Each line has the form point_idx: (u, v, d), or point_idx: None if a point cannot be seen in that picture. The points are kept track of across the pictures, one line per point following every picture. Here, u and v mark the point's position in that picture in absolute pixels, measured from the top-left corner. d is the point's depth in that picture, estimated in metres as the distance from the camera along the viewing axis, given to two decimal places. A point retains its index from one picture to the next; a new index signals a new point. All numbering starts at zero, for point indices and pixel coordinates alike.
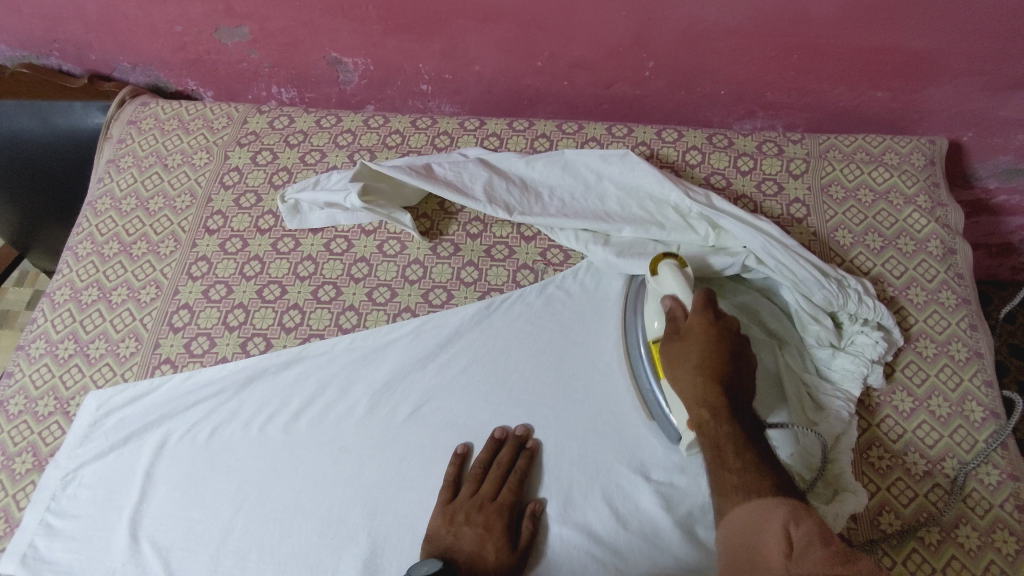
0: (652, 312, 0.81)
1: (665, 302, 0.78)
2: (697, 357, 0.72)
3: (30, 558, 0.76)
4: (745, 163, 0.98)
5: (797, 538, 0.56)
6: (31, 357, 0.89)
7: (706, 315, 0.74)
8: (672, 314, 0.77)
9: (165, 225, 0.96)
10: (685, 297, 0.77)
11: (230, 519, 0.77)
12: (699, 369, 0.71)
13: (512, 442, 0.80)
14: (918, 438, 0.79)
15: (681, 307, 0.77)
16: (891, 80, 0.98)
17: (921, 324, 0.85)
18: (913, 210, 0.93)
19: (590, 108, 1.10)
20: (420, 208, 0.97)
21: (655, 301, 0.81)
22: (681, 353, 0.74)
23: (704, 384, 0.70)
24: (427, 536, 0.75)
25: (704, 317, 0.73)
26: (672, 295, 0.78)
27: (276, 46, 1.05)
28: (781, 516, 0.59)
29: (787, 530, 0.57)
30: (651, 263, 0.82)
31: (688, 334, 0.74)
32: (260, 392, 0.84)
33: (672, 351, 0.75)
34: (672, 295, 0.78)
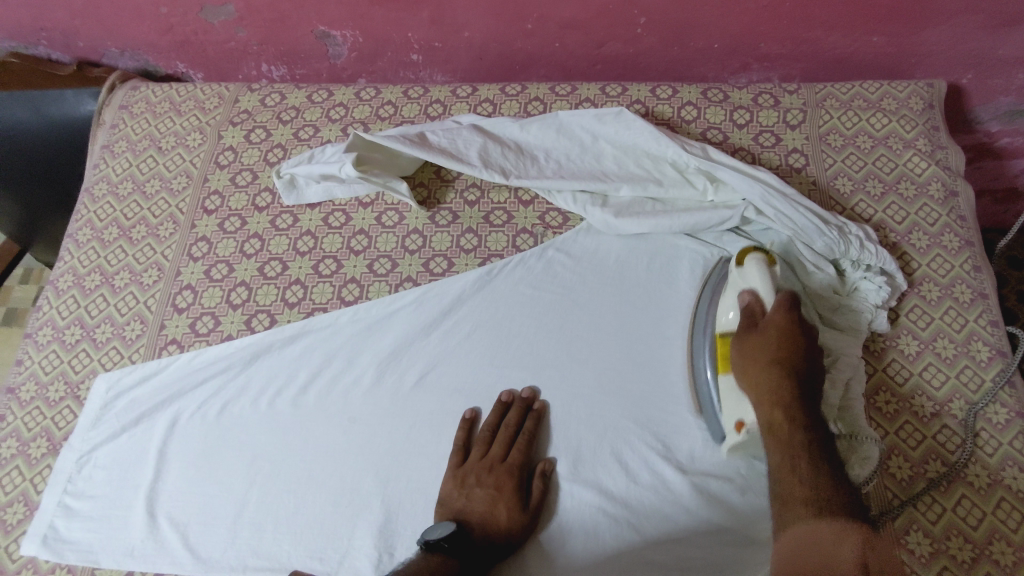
0: (728, 303, 0.78)
1: (744, 296, 0.75)
2: (773, 351, 0.69)
3: (50, 539, 0.78)
4: (741, 116, 0.97)
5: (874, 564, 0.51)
6: (39, 344, 0.89)
7: (790, 315, 0.70)
8: (750, 309, 0.74)
9: (163, 208, 0.96)
10: (766, 294, 0.74)
11: (245, 492, 0.78)
12: (774, 362, 0.68)
13: (519, 405, 0.80)
14: (925, 381, 0.79)
15: (760, 304, 0.74)
16: (887, 23, 0.96)
17: (924, 269, 0.85)
18: (913, 154, 0.92)
19: (583, 69, 1.09)
20: (416, 177, 0.96)
21: (733, 293, 0.78)
22: (755, 345, 0.71)
23: (777, 382, 0.67)
24: (440, 500, 0.75)
25: (788, 316, 0.70)
26: (752, 289, 0.75)
27: (262, 22, 1.04)
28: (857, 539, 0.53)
29: (864, 555, 0.52)
30: (738, 255, 0.78)
31: (766, 327, 0.71)
32: (267, 366, 0.85)
33: (746, 345, 0.72)
34: (751, 289, 0.75)
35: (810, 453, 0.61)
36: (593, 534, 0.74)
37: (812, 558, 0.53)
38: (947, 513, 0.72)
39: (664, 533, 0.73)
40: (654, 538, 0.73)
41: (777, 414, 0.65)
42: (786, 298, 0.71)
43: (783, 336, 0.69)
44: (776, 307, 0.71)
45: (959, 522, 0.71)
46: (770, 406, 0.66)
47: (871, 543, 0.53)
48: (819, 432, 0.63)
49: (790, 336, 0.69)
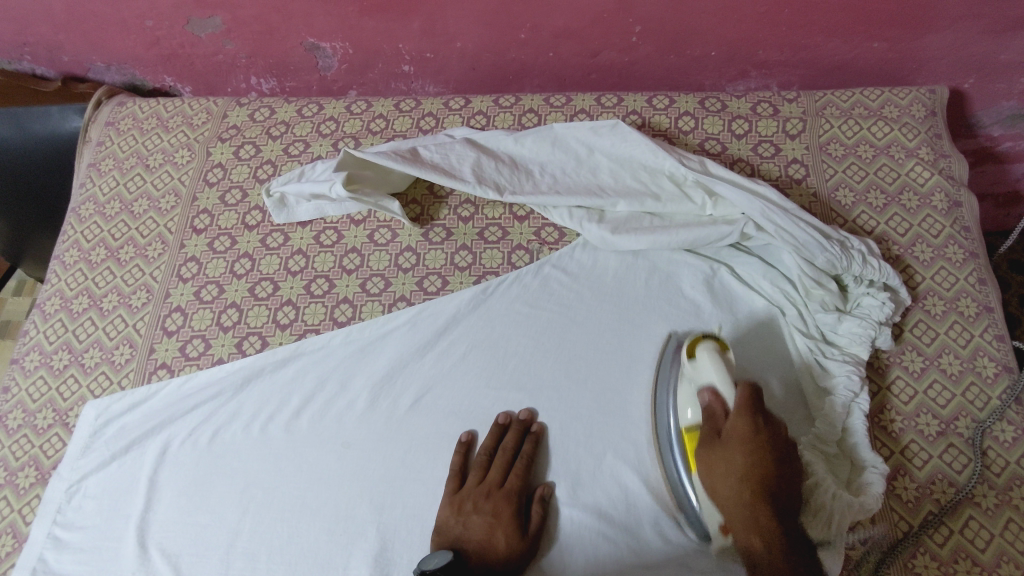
0: (685, 400, 0.74)
1: (704, 394, 0.72)
2: (741, 466, 0.67)
3: (40, 572, 0.76)
4: (740, 126, 0.95)
5: None
6: (26, 370, 0.87)
7: (751, 420, 0.67)
8: (711, 410, 0.71)
9: (151, 228, 0.95)
10: (726, 390, 0.70)
11: (238, 521, 0.77)
12: (744, 479, 0.66)
13: (516, 428, 0.78)
14: (930, 398, 0.77)
15: (721, 403, 0.70)
16: (888, 29, 0.94)
17: (928, 282, 0.83)
18: (916, 164, 0.90)
19: (577, 78, 1.07)
20: (408, 193, 0.94)
21: (690, 389, 0.74)
22: (722, 456, 0.68)
23: (752, 500, 0.65)
24: (437, 527, 0.74)
25: (751, 421, 0.67)
26: (710, 385, 0.71)
27: (250, 35, 1.02)
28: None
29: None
30: (688, 346, 0.75)
31: (729, 437, 0.68)
32: (259, 390, 0.83)
33: (712, 456, 0.69)
34: (710, 385, 0.71)
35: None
36: (594, 560, 0.73)
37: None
38: (954, 535, 0.70)
39: (665, 558, 0.72)
40: (656, 562, 0.72)
41: (757, 541, 0.64)
42: (746, 400, 0.68)
43: (749, 447, 0.67)
44: (736, 410, 0.68)
45: (966, 545, 0.70)
46: (748, 531, 0.65)
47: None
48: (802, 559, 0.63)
49: (756, 444, 0.67)
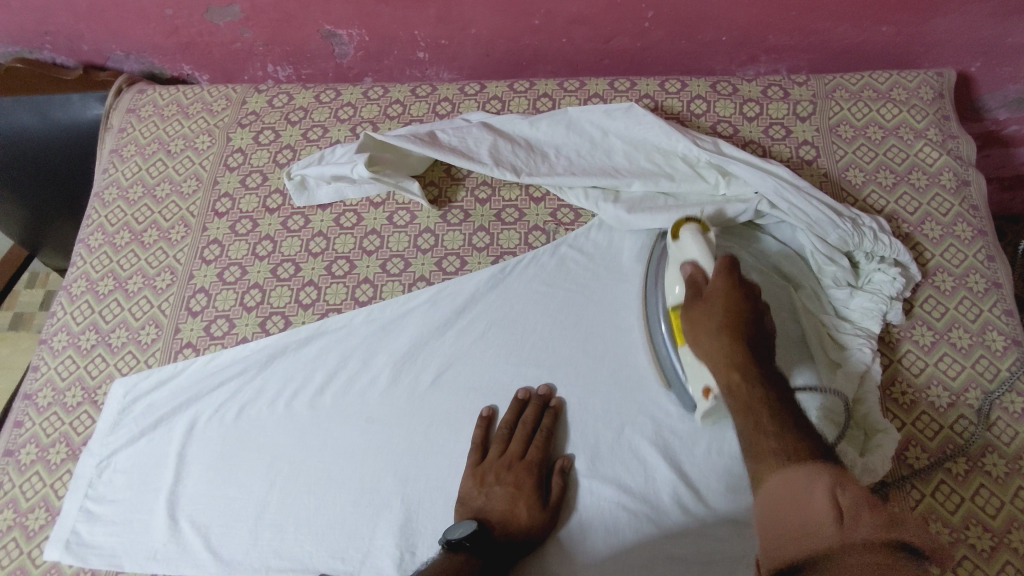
0: (674, 278, 0.79)
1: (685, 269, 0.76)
2: (720, 317, 0.68)
3: (73, 544, 0.78)
4: (751, 108, 0.97)
5: (845, 503, 0.53)
6: (54, 350, 0.89)
7: (730, 279, 0.70)
8: (694, 281, 0.74)
9: (174, 211, 0.96)
10: (706, 262, 0.74)
11: (265, 494, 0.79)
12: (722, 327, 0.68)
13: (536, 402, 0.80)
14: (941, 371, 0.79)
15: (701, 274, 0.74)
16: (896, 13, 0.96)
17: (938, 259, 0.85)
18: (924, 144, 0.92)
19: (590, 64, 1.08)
20: (426, 176, 0.96)
21: (676, 266, 0.79)
22: (703, 314, 0.70)
23: (730, 343, 0.66)
24: (460, 498, 0.76)
25: (729, 281, 0.70)
26: (693, 259, 0.75)
27: (268, 23, 1.04)
28: (826, 481, 0.55)
29: (834, 497, 0.54)
30: (673, 229, 0.80)
31: (709, 296, 0.70)
32: (284, 368, 0.85)
33: (693, 313, 0.71)
34: (693, 260, 0.75)
35: (771, 410, 0.62)
36: (613, 529, 0.74)
37: (791, 522, 0.54)
38: (965, 502, 0.72)
39: (683, 526, 0.74)
40: (673, 531, 0.73)
41: (733, 377, 0.65)
42: (725, 263, 0.71)
43: (728, 303, 0.68)
44: (717, 272, 0.71)
45: (977, 511, 0.72)
46: (726, 368, 0.66)
47: (840, 484, 0.55)
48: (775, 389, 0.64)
49: (733, 301, 0.68)
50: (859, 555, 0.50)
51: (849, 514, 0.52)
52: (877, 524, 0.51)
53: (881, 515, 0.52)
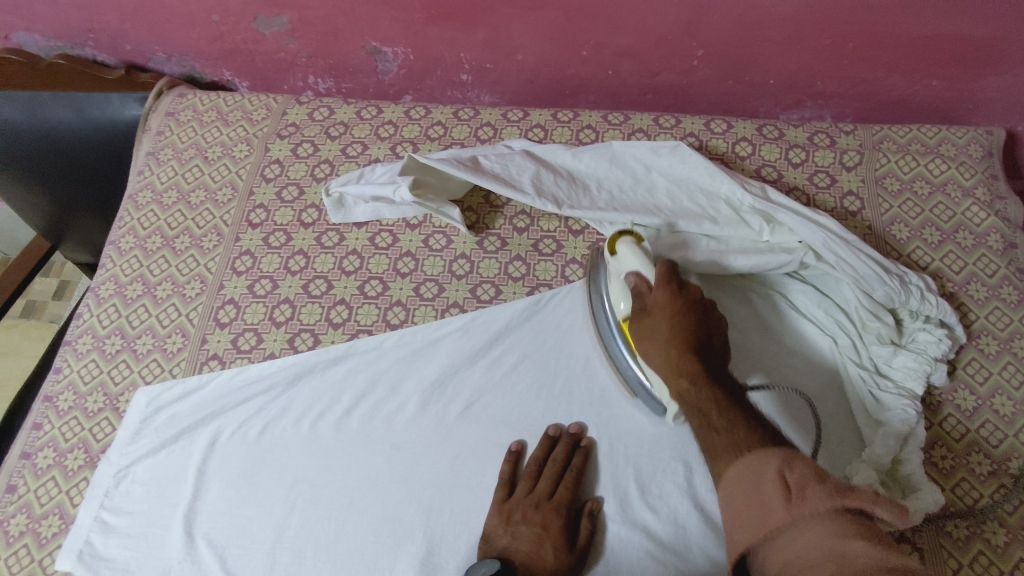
0: (617, 293, 0.78)
1: (629, 280, 0.75)
2: (665, 329, 0.69)
3: (86, 555, 0.76)
4: (797, 154, 0.96)
5: (793, 482, 0.50)
6: (78, 353, 0.88)
7: (671, 289, 0.71)
8: (637, 290, 0.74)
9: (208, 219, 0.95)
10: (648, 271, 0.74)
11: (285, 517, 0.77)
12: (670, 341, 0.68)
13: (567, 440, 0.79)
14: (982, 438, 0.77)
15: (645, 282, 0.74)
16: (949, 69, 0.95)
17: (983, 320, 0.83)
18: (972, 203, 0.90)
19: (633, 97, 1.07)
20: (465, 201, 0.95)
21: (619, 281, 0.78)
22: (650, 327, 0.71)
23: (678, 357, 0.66)
24: (483, 535, 0.75)
25: (671, 292, 0.71)
26: (635, 271, 0.75)
27: (315, 35, 1.03)
28: (776, 463, 0.52)
29: (781, 476, 0.51)
30: (609, 244, 0.79)
31: (655, 308, 0.71)
32: (311, 387, 0.83)
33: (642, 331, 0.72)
34: (635, 271, 0.75)
35: (720, 406, 0.61)
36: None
37: (748, 504, 0.52)
38: None
39: None
40: None
41: (684, 379, 0.65)
42: (665, 274, 0.72)
43: (672, 314, 0.70)
44: (657, 283, 0.72)
45: None
46: (678, 378, 0.65)
47: (789, 463, 0.52)
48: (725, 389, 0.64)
49: (676, 311, 0.70)
50: (812, 533, 0.47)
51: (796, 492, 0.49)
52: (827, 493, 0.48)
53: (833, 484, 0.48)
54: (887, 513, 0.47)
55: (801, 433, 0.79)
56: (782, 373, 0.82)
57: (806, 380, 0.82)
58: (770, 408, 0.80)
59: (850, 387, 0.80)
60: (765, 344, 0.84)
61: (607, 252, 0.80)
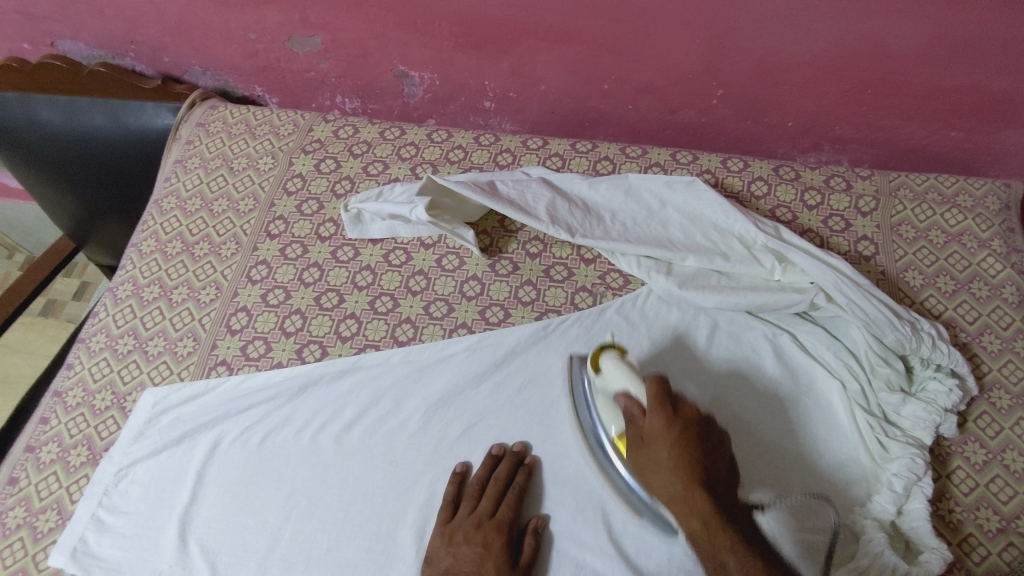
0: (609, 414, 0.77)
1: (619, 400, 0.75)
2: (669, 460, 0.67)
3: (79, 553, 0.76)
4: (812, 196, 0.96)
5: None
6: (91, 350, 0.90)
7: (665, 414, 0.70)
8: (630, 414, 0.73)
9: (228, 227, 0.97)
10: (638, 391, 0.73)
11: (280, 527, 0.77)
12: (675, 470, 0.67)
13: (510, 459, 0.79)
14: (992, 493, 0.75)
15: (637, 405, 0.73)
16: (968, 120, 0.95)
17: (995, 373, 0.82)
18: (987, 255, 0.90)
19: (652, 132, 1.09)
20: (480, 224, 0.96)
21: (608, 400, 0.78)
22: (650, 457, 0.69)
23: (685, 492, 0.65)
24: (427, 558, 0.74)
25: (665, 415, 0.70)
26: (623, 390, 0.74)
27: (346, 57, 1.06)
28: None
29: None
30: (593, 360, 0.79)
31: (651, 437, 0.70)
32: (315, 399, 0.84)
33: (642, 460, 0.70)
34: (623, 391, 0.74)
35: (738, 554, 0.60)
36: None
37: None
38: None
39: None
40: None
41: (694, 519, 0.63)
42: (656, 393, 0.71)
43: (670, 441, 0.68)
44: (650, 407, 0.71)
45: None
46: (687, 516, 0.64)
47: None
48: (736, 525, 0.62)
49: (674, 435, 0.68)
50: None
51: None
52: None
53: None
54: None
55: (812, 548, 0.73)
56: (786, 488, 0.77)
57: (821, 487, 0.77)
58: (776, 528, 0.74)
59: (857, 433, 0.78)
60: (774, 457, 0.78)
61: (593, 368, 0.79)
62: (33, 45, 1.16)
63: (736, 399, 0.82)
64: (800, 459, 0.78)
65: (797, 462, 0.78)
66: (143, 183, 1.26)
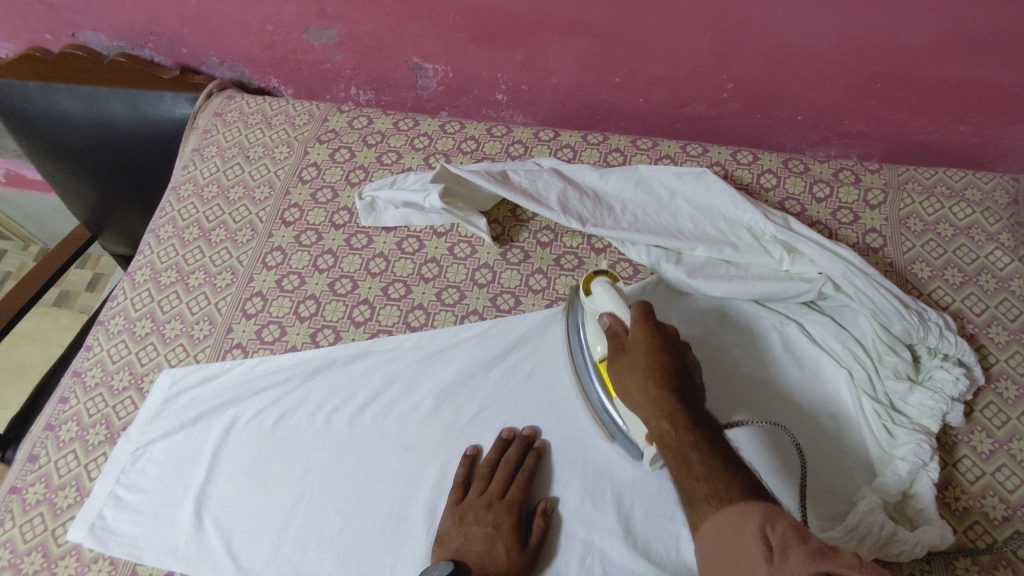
0: (595, 334, 0.78)
1: (604, 319, 0.75)
2: (645, 366, 0.67)
3: (97, 528, 0.78)
4: (821, 189, 0.97)
5: (775, 543, 0.50)
6: (110, 332, 0.91)
7: (647, 327, 0.69)
8: (613, 330, 0.73)
9: (244, 214, 0.99)
10: (623, 312, 0.73)
11: (293, 506, 0.78)
12: (648, 378, 0.66)
13: (520, 442, 0.80)
14: (998, 481, 0.76)
15: (620, 322, 0.73)
16: (977, 114, 0.96)
17: (1002, 364, 0.83)
18: (995, 248, 0.91)
19: (662, 126, 1.10)
20: (492, 213, 0.97)
21: (593, 322, 0.78)
22: (628, 363, 0.69)
23: (658, 396, 0.65)
24: (438, 538, 0.75)
25: (648, 329, 0.69)
26: (609, 311, 0.74)
27: (361, 49, 1.08)
28: (757, 518, 0.53)
29: (765, 534, 0.51)
30: (584, 283, 0.78)
31: (630, 347, 0.70)
32: (328, 382, 0.85)
33: (619, 369, 0.70)
34: (609, 312, 0.74)
35: (702, 453, 0.60)
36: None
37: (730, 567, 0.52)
38: None
39: None
40: None
41: (664, 424, 0.63)
42: (640, 311, 0.71)
43: (649, 350, 0.68)
44: (633, 322, 0.71)
45: None
46: (658, 419, 0.64)
47: (771, 521, 0.53)
48: (703, 429, 0.62)
49: (653, 346, 0.68)
50: None
51: (778, 551, 0.50)
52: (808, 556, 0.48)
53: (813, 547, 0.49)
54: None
55: (782, 465, 0.78)
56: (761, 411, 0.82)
57: (791, 414, 0.81)
58: (746, 444, 0.79)
59: (863, 420, 0.79)
60: (751, 389, 0.83)
61: (583, 292, 0.79)
62: (55, 36, 1.18)
63: (720, 335, 0.87)
64: (774, 388, 0.83)
65: (772, 391, 0.83)
66: (161, 173, 1.28)
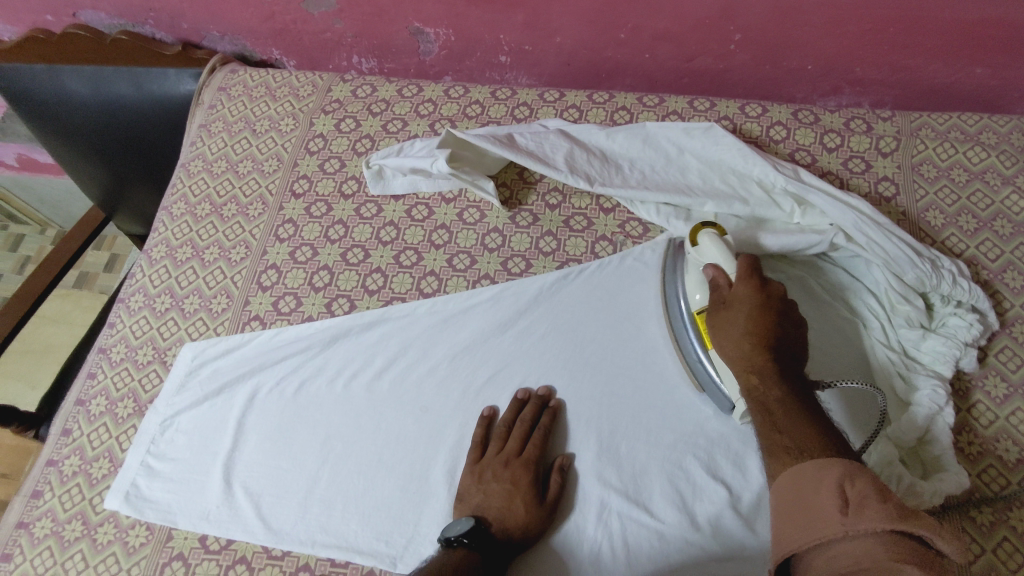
0: (694, 284, 0.79)
1: (707, 271, 0.75)
2: (743, 324, 0.69)
3: (132, 496, 0.81)
4: (832, 139, 0.95)
5: (853, 496, 0.52)
6: (130, 309, 0.93)
7: (752, 282, 0.71)
8: (715, 283, 0.74)
9: (254, 188, 1.00)
10: (729, 265, 0.74)
11: (318, 469, 0.81)
12: (745, 335, 0.68)
13: (535, 402, 0.81)
14: (1012, 426, 0.76)
15: (723, 275, 0.74)
16: (993, 56, 0.94)
17: (1017, 309, 0.82)
18: (1011, 192, 0.89)
19: (670, 81, 1.09)
20: (499, 177, 0.97)
21: (697, 273, 0.79)
22: (727, 319, 0.71)
23: (751, 350, 0.68)
24: (459, 495, 0.77)
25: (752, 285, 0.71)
26: (714, 263, 0.75)
27: (360, 16, 1.07)
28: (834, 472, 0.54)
29: (843, 489, 0.53)
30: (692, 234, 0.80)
31: (732, 302, 0.72)
32: (344, 350, 0.87)
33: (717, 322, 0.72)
34: (714, 263, 0.75)
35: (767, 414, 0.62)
36: (619, 536, 0.74)
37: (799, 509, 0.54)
38: None
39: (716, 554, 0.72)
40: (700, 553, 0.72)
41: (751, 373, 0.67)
42: (748, 267, 0.72)
43: (751, 307, 0.70)
44: (740, 276, 0.72)
45: None
46: (748, 374, 0.67)
47: (850, 476, 0.53)
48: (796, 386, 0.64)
49: (760, 306, 0.69)
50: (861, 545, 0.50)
51: (855, 506, 0.51)
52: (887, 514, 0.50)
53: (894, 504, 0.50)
54: (944, 544, 0.50)
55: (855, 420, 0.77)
56: (840, 358, 0.81)
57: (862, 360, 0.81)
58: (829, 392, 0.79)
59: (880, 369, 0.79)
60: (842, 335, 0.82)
61: (691, 242, 0.81)
62: (55, 16, 1.18)
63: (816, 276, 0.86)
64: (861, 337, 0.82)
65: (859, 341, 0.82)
66: (170, 148, 1.29)
